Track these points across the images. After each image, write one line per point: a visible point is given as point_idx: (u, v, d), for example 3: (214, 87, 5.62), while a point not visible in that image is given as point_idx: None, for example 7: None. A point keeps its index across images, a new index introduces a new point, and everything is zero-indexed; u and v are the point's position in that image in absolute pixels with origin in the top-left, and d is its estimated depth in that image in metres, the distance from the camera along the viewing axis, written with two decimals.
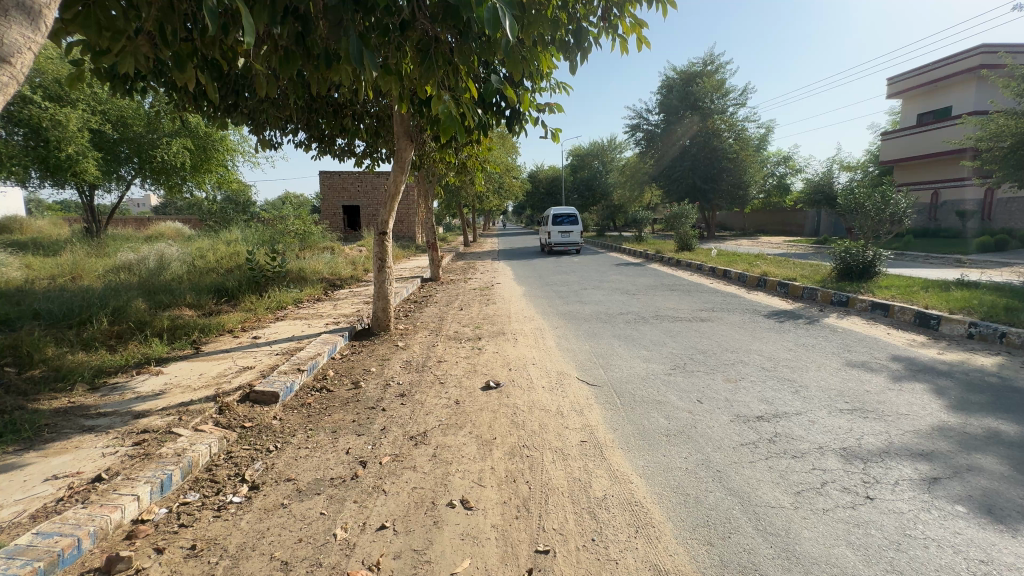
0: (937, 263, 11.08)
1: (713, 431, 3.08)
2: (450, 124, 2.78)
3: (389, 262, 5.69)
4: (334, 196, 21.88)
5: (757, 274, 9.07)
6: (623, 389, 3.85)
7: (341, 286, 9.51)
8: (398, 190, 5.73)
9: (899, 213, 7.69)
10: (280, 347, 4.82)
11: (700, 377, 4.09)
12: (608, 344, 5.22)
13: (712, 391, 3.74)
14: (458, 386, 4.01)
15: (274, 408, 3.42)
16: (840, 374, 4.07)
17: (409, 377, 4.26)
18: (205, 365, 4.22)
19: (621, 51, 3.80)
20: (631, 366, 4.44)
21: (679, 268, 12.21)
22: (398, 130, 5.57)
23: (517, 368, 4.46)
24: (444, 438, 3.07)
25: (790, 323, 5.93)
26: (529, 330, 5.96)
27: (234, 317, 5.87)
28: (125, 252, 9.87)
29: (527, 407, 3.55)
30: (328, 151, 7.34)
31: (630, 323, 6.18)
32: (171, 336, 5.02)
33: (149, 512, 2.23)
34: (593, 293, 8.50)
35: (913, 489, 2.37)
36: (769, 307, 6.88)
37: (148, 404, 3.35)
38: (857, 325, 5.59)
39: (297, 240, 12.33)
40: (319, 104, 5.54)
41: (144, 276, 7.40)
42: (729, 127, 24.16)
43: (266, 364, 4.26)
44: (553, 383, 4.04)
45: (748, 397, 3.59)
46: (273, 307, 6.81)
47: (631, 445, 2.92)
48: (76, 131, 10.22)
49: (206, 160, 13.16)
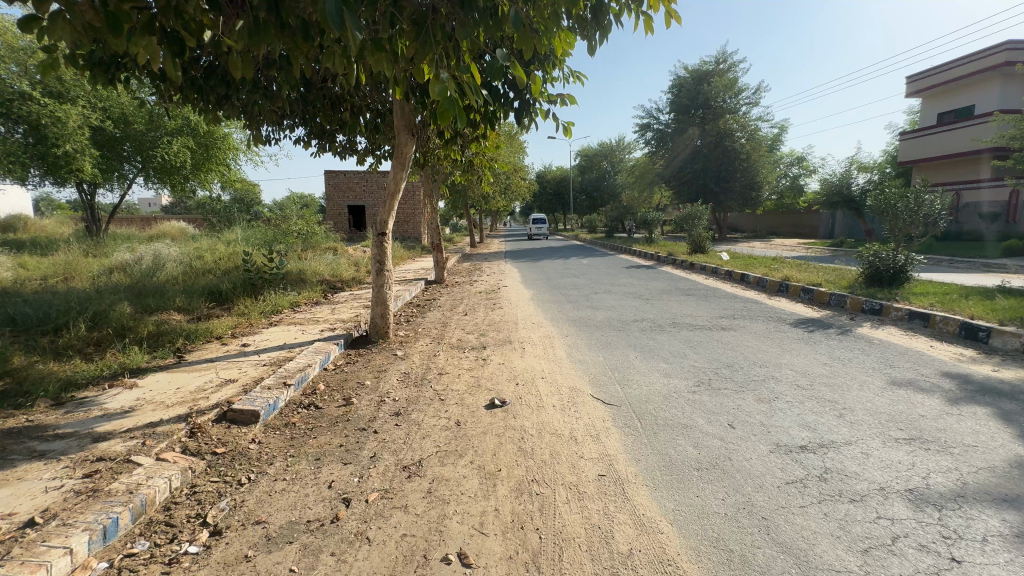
0: (972, 270, 10.57)
1: (751, 464, 2.66)
2: (448, 108, 2.34)
3: (389, 264, 5.31)
4: (340, 196, 21.65)
5: (777, 278, 8.62)
6: (644, 410, 3.44)
7: (342, 288, 9.17)
8: (398, 189, 5.37)
9: (934, 215, 7.22)
10: (269, 356, 4.47)
11: (727, 395, 3.67)
12: (623, 355, 4.82)
13: (745, 414, 3.32)
14: (460, 404, 3.63)
15: (253, 430, 3.07)
16: (887, 394, 3.62)
17: (406, 392, 3.87)
18: (185, 378, 3.87)
19: (646, 31, 3.27)
20: (649, 383, 4.00)
21: (694, 270, 11.74)
22: (398, 123, 5.13)
23: (525, 383, 4.06)
24: (441, 469, 2.69)
25: (821, 333, 5.47)
26: (538, 338, 5.55)
27: (224, 323, 5.51)
28: (120, 252, 9.60)
29: (536, 431, 3.14)
30: (329, 148, 7.07)
31: (646, 331, 5.76)
32: (154, 343, 4.69)
33: (85, 568, 1.86)
34: (604, 298, 8.08)
35: (1008, 550, 1.94)
36: (794, 314, 6.42)
37: (112, 425, 2.98)
38: (895, 337, 5.13)
39: (300, 241, 12.00)
40: (315, 96, 5.23)
41: (135, 279, 7.11)
42: (741, 127, 23.70)
43: (250, 376, 3.90)
44: (565, 401, 3.63)
45: (786, 423, 3.17)
46: (268, 311, 6.46)
47: (658, 482, 2.51)
48: (76, 129, 10.10)
49: (208, 159, 12.93)
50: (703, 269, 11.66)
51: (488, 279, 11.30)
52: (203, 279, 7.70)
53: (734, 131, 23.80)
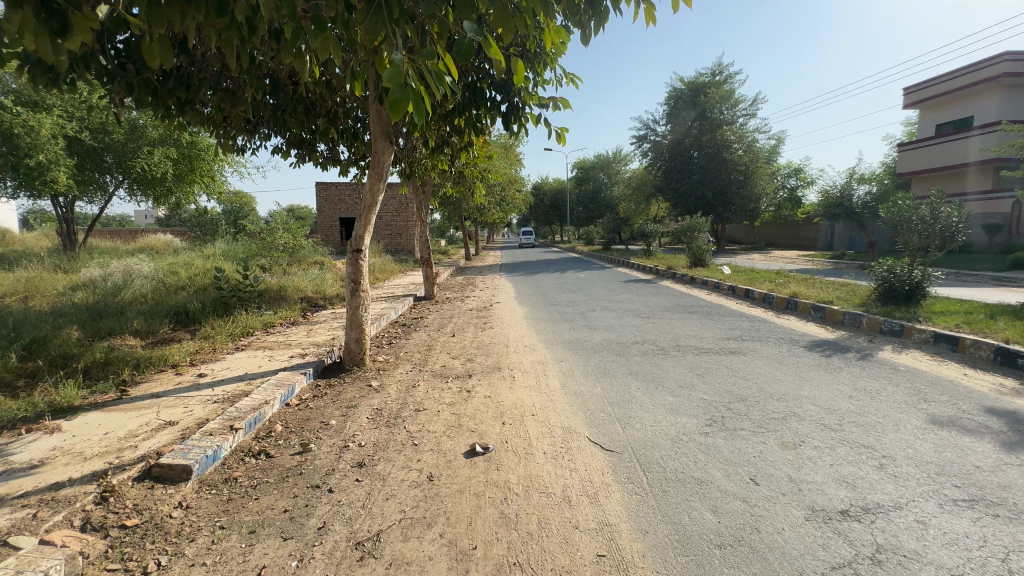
0: (986, 285, 10.14)
1: (784, 539, 2.16)
2: (401, 97, 1.80)
3: (365, 284, 4.82)
4: (331, 209, 21.23)
5: (785, 295, 8.16)
6: (650, 460, 2.93)
7: (324, 306, 8.66)
8: (375, 201, 4.88)
9: (952, 229, 6.78)
10: (225, 390, 3.96)
11: (744, 439, 3.17)
12: (624, 385, 4.33)
13: (768, 465, 2.82)
14: (435, 451, 3.12)
15: (181, 491, 2.56)
16: (929, 438, 3.13)
17: (375, 435, 3.35)
18: (120, 419, 3.35)
19: (650, 20, 2.80)
20: (654, 422, 3.50)
21: (695, 285, 11.29)
22: (375, 129, 4.66)
23: (513, 422, 3.56)
24: (402, 548, 2.17)
25: (840, 358, 4.99)
26: (530, 364, 5.05)
27: (183, 348, 4.98)
28: (89, 267, 9.04)
29: (522, 489, 2.64)
30: (309, 158, 6.64)
31: (648, 356, 5.26)
32: (98, 374, 4.18)
33: None
34: (601, 316, 7.61)
35: None
36: (807, 335, 5.94)
37: (7, 487, 2.47)
38: (922, 364, 4.67)
39: (286, 255, 11.51)
40: (283, 99, 4.78)
41: (95, 299, 6.58)
42: (739, 138, 23.45)
43: (195, 416, 3.38)
44: (558, 447, 3.12)
45: (820, 477, 2.67)
46: (237, 333, 5.94)
47: (673, 567, 2.01)
48: (50, 139, 9.64)
49: (192, 171, 12.43)
50: (705, 284, 11.21)
51: (481, 295, 10.82)
52: (173, 298, 7.18)
53: (731, 142, 23.56)
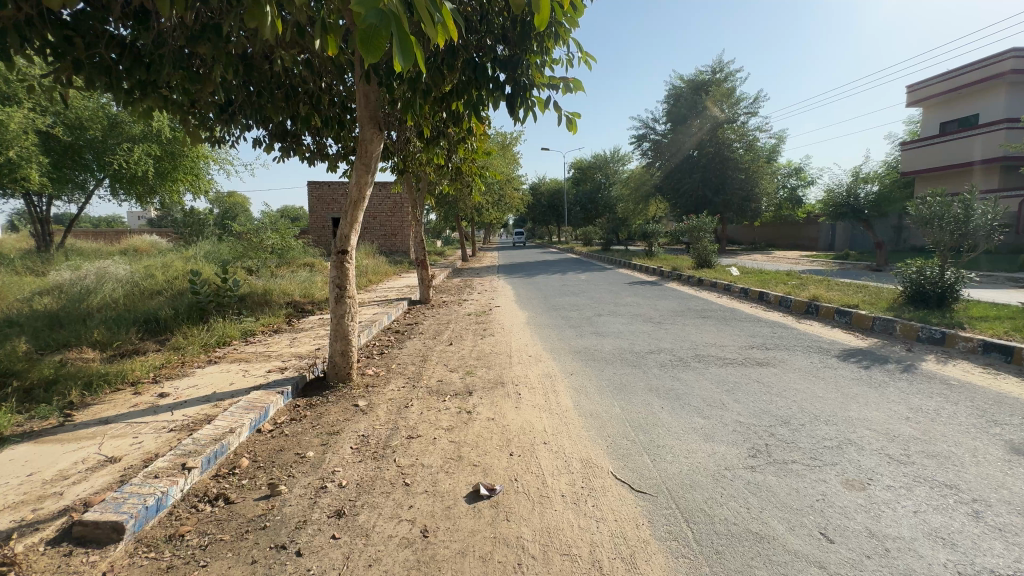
0: (1008, 287, 9.72)
1: None
2: (377, 26, 1.29)
3: (351, 290, 4.28)
4: (323, 209, 20.71)
5: (803, 298, 7.67)
6: (694, 504, 2.42)
7: (311, 311, 8.13)
8: (363, 196, 4.33)
9: (987, 228, 6.30)
10: (185, 414, 3.40)
11: (800, 476, 2.65)
12: (644, 404, 3.81)
13: (841, 514, 2.30)
14: (431, 494, 2.58)
15: (108, 556, 2.02)
16: (1021, 474, 2.62)
17: (359, 473, 2.80)
18: (53, 455, 2.79)
19: None
20: (689, 452, 2.99)
21: (703, 287, 10.81)
22: (361, 114, 4.11)
23: (524, 453, 3.02)
24: None
25: (881, 371, 4.47)
26: (536, 378, 4.52)
27: (147, 362, 4.42)
28: (59, 271, 8.41)
29: (540, 549, 2.11)
30: (295, 152, 6.11)
31: (667, 368, 4.73)
32: (43, 394, 3.63)
33: None
34: (608, 321, 7.12)
35: None
36: (836, 344, 5.44)
37: None
38: (976, 377, 4.17)
39: (274, 257, 10.93)
40: (259, 79, 4.24)
41: (56, 307, 5.99)
42: (739, 136, 22.79)
43: (145, 451, 2.84)
44: (580, 489, 2.59)
45: (909, 532, 2.15)
46: (212, 343, 5.39)
47: None
48: (21, 134, 8.95)
49: (175, 169, 11.83)
50: (713, 286, 10.74)
51: (479, 299, 10.29)
52: (146, 303, 6.61)
53: (731, 141, 22.90)
